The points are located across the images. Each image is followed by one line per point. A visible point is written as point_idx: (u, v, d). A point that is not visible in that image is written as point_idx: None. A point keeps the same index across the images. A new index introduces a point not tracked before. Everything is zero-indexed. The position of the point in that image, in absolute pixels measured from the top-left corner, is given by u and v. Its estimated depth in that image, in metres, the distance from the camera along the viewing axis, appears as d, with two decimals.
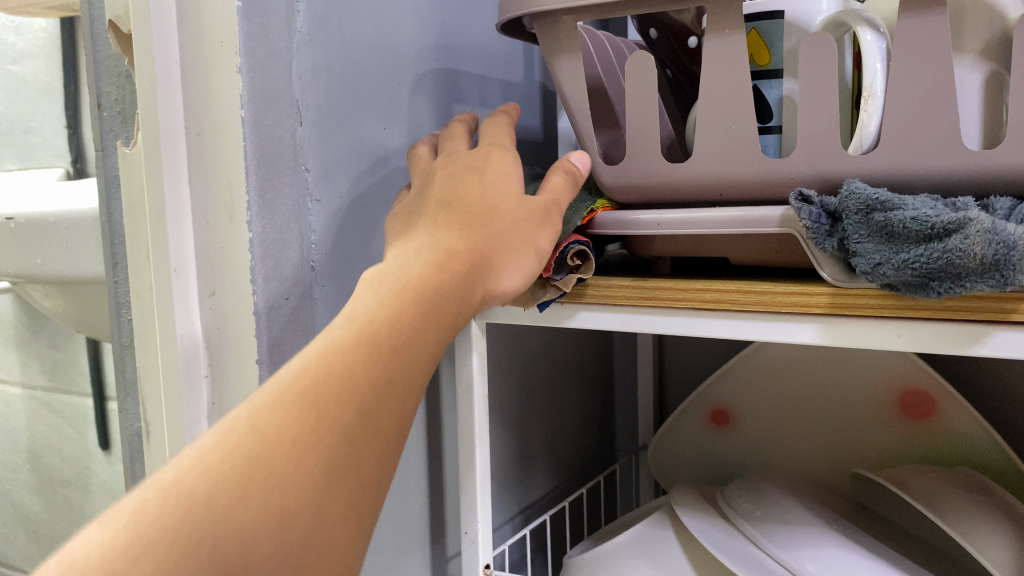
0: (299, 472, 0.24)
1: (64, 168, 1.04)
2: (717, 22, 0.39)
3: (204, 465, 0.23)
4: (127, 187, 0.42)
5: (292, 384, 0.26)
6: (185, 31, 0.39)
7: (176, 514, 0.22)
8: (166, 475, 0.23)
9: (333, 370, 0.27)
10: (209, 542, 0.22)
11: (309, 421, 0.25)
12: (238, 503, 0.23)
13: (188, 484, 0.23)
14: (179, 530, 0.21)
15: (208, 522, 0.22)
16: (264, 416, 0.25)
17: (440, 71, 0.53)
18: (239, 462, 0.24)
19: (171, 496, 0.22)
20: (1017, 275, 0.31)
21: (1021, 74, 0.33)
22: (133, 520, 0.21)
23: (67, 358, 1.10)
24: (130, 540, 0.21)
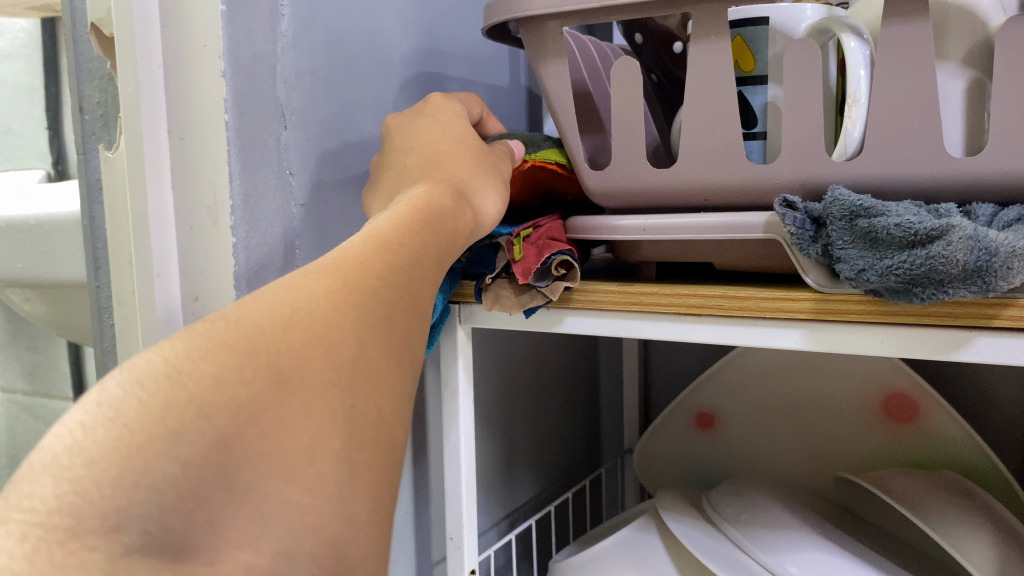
0: (329, 348, 0.22)
1: (44, 170, 1.03)
2: (702, 28, 0.39)
3: (243, 331, 0.21)
4: (109, 190, 0.41)
5: (317, 274, 0.25)
6: (168, 33, 0.39)
7: (208, 365, 0.20)
8: (202, 327, 0.21)
9: (359, 272, 0.26)
10: (244, 392, 0.20)
11: (336, 303, 0.24)
12: (272, 358, 0.21)
13: (216, 337, 0.21)
14: (216, 376, 0.19)
15: (243, 378, 0.20)
16: (298, 297, 0.23)
17: (426, 75, 0.53)
18: (273, 327, 0.22)
19: (203, 349, 0.20)
20: (999, 281, 0.31)
21: (1002, 81, 0.34)
22: (169, 365, 0.19)
23: (47, 362, 1.09)
24: (167, 380, 0.19)
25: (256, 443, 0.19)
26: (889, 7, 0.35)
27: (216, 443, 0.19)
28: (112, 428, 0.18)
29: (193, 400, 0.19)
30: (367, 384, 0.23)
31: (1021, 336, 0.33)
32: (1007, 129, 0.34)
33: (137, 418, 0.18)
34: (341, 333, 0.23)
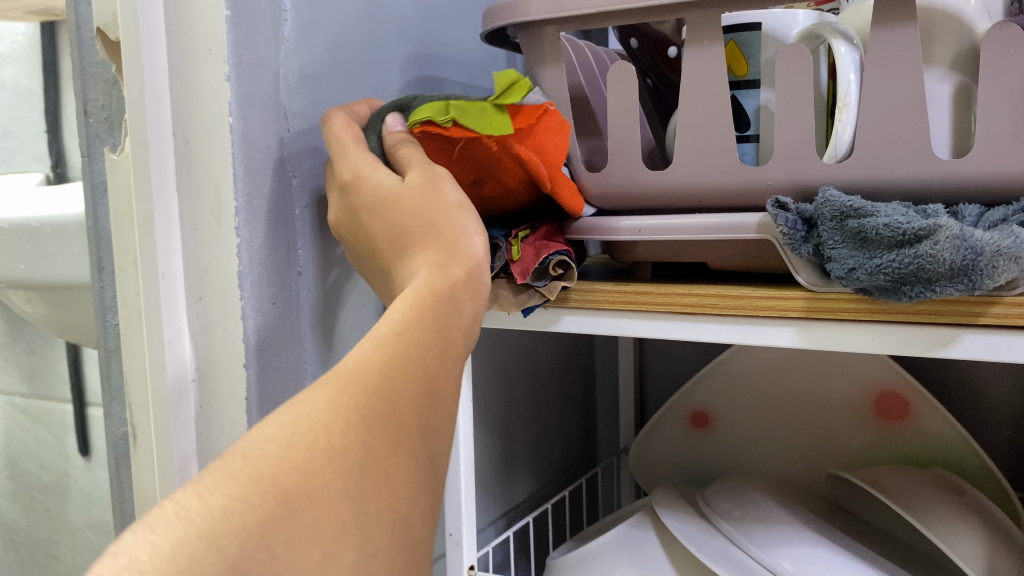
0: (336, 452, 0.21)
1: (44, 173, 1.04)
2: (696, 33, 0.40)
3: (305, 442, 0.21)
4: (115, 192, 0.42)
5: (370, 358, 0.24)
6: (174, 39, 0.39)
7: (267, 488, 0.19)
8: (259, 446, 0.21)
9: (411, 353, 0.25)
10: (318, 511, 0.20)
11: (345, 401, 0.22)
12: (277, 479, 0.20)
13: (224, 472, 0.20)
14: (284, 500, 0.19)
15: (312, 496, 0.20)
16: (303, 409, 0.22)
17: (425, 79, 0.54)
18: (338, 435, 0.21)
19: (257, 474, 0.20)
20: (984, 280, 0.32)
21: (988, 85, 0.34)
22: (233, 496, 0.19)
23: (46, 364, 1.10)
24: (177, 520, 0.18)
25: (310, 553, 0.19)
26: (878, 13, 0.36)
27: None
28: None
29: (203, 534, 0.18)
30: (429, 480, 0.23)
31: (1006, 332, 0.34)
32: (992, 131, 0.35)
33: (149, 562, 0.17)
34: (352, 437, 0.21)
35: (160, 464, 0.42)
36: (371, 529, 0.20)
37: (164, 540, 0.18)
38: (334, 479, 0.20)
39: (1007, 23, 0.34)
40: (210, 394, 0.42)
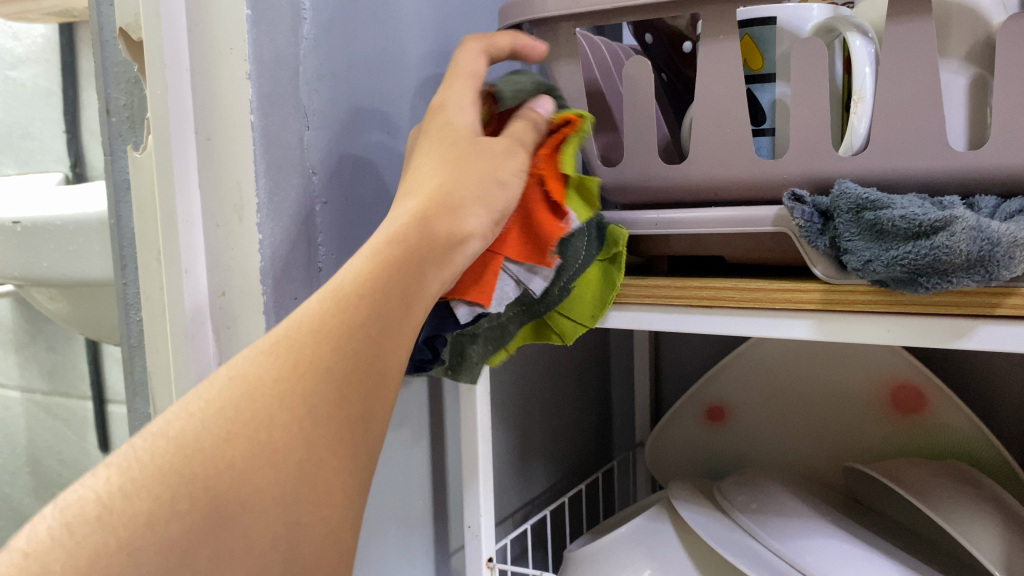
0: (270, 453, 0.24)
1: (63, 173, 1.05)
2: (712, 29, 0.40)
3: (294, 355, 0.26)
4: (137, 190, 0.43)
5: (328, 309, 0.28)
6: (195, 38, 0.40)
7: (197, 493, 0.22)
8: (187, 437, 0.23)
9: (329, 356, 0.26)
10: (245, 521, 0.22)
11: (284, 408, 0.25)
12: (208, 487, 0.22)
13: (161, 464, 0.22)
14: (212, 508, 0.22)
15: (238, 499, 0.22)
16: (251, 394, 0.25)
17: (441, 77, 0.54)
18: (260, 442, 0.24)
19: (190, 471, 0.22)
20: (1001, 271, 0.32)
21: (1003, 78, 0.35)
22: (123, 530, 0.20)
23: (66, 361, 1.11)
24: (104, 523, 0.20)
25: (243, 561, 0.22)
26: (893, 8, 0.36)
27: None
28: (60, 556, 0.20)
29: (123, 545, 0.20)
30: (355, 488, 0.26)
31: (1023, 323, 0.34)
32: (1007, 124, 0.35)
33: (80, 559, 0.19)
34: (296, 427, 0.24)
35: None
36: (318, 467, 0.24)
37: (84, 549, 0.20)
38: (291, 424, 0.24)
39: (1021, 15, 0.34)
40: None
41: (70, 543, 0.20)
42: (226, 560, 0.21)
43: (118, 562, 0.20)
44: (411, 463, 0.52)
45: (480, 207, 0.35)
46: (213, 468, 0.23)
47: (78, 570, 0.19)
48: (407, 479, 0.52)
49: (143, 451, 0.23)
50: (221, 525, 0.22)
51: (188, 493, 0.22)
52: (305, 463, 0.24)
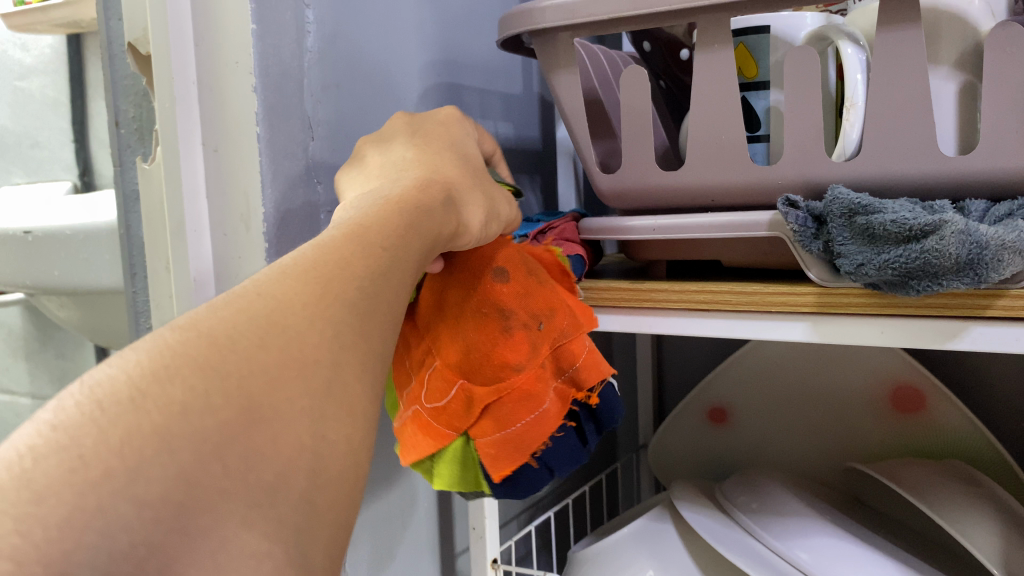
0: (303, 364, 0.23)
1: (71, 181, 1.06)
2: (707, 38, 0.41)
3: (312, 284, 0.25)
4: (147, 200, 0.44)
5: (340, 251, 0.27)
6: (202, 51, 0.41)
7: (232, 389, 0.21)
8: (218, 332, 0.22)
9: (346, 286, 0.26)
10: (279, 424, 0.22)
11: (311, 321, 0.24)
12: (242, 385, 0.21)
13: (193, 355, 0.21)
14: (249, 408, 0.21)
15: (273, 401, 0.22)
16: (279, 304, 0.24)
17: (443, 86, 0.55)
18: (290, 349, 0.23)
19: (222, 367, 0.21)
20: (990, 273, 0.33)
21: (991, 83, 0.35)
22: (161, 412, 0.19)
23: (76, 368, 1.12)
24: (132, 406, 0.19)
25: (267, 470, 0.21)
26: (884, 15, 0.37)
27: (178, 483, 0.19)
28: (66, 457, 0.18)
29: (157, 429, 0.19)
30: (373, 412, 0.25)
31: (1014, 323, 0.35)
32: (996, 128, 0.36)
33: (97, 447, 0.18)
34: (323, 344, 0.24)
35: None
36: (340, 388, 0.24)
37: (115, 428, 0.19)
38: (321, 341, 0.24)
39: (1009, 22, 0.35)
40: None
41: (102, 423, 0.19)
42: (258, 464, 0.21)
43: (152, 446, 0.19)
44: (416, 465, 0.53)
45: (480, 204, 0.36)
46: (247, 367, 0.22)
47: (112, 451, 0.18)
48: (412, 482, 0.52)
49: (171, 340, 0.21)
50: (254, 423, 0.21)
51: (223, 388, 0.21)
52: (330, 380, 0.23)
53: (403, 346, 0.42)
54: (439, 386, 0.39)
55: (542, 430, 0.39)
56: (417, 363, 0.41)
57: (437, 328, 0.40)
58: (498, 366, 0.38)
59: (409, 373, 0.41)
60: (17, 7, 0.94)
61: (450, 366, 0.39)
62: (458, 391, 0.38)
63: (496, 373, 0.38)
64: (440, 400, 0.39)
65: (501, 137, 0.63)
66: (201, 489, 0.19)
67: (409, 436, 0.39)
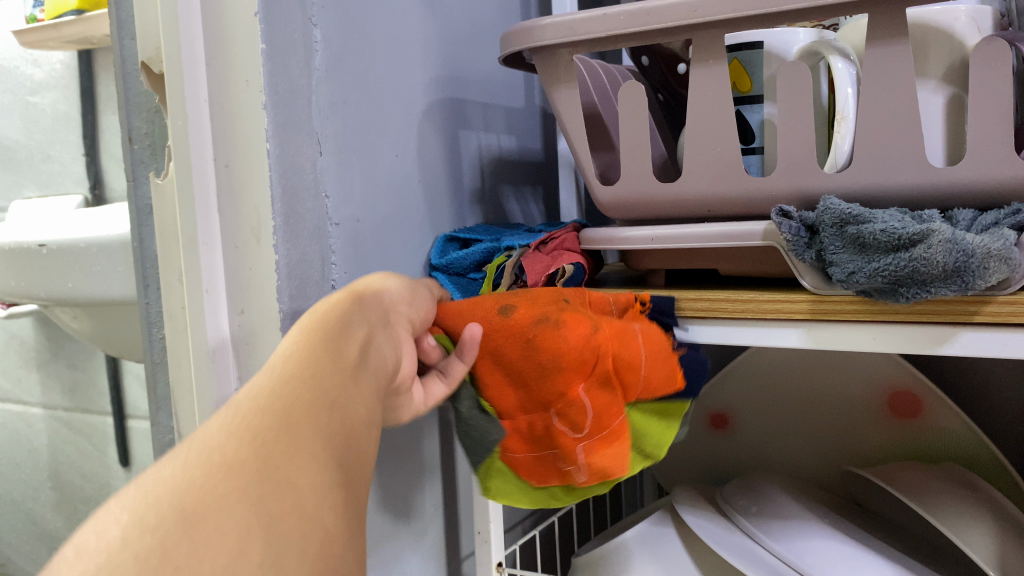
0: (231, 466, 0.22)
1: (82, 195, 1.08)
2: (702, 54, 0.42)
3: (254, 405, 0.25)
4: (160, 215, 0.45)
5: (284, 377, 0.26)
6: (213, 71, 0.42)
7: (165, 509, 0.20)
8: (143, 480, 0.21)
9: (266, 394, 0.25)
10: (222, 517, 0.20)
11: (237, 435, 0.23)
12: (173, 501, 0.20)
13: (127, 500, 0.20)
14: (184, 516, 0.19)
15: (211, 502, 0.20)
16: (195, 439, 0.23)
17: (447, 100, 0.57)
18: (218, 456, 0.22)
19: (156, 497, 0.20)
20: (976, 281, 0.34)
21: (977, 97, 0.37)
22: (106, 542, 0.18)
23: (87, 378, 1.14)
24: (76, 557, 0.18)
25: (217, 555, 0.19)
26: (872, 32, 0.38)
27: None
28: None
29: (99, 562, 0.18)
30: (328, 486, 0.24)
31: (1001, 329, 0.36)
32: (982, 140, 0.37)
33: None
34: (252, 444, 0.23)
35: None
36: (282, 473, 0.23)
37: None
38: (248, 440, 0.23)
39: (993, 37, 0.36)
40: None
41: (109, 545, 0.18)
42: (205, 556, 0.19)
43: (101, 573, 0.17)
44: (422, 472, 0.54)
45: (390, 288, 0.38)
46: (177, 487, 0.20)
47: None
48: (419, 487, 0.54)
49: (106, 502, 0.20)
50: (196, 526, 0.19)
51: (160, 510, 0.19)
52: (267, 465, 0.22)
53: (514, 443, 0.44)
54: (583, 408, 0.42)
55: (658, 341, 0.43)
56: (547, 430, 0.43)
57: (526, 388, 0.42)
58: (592, 345, 0.41)
59: (547, 448, 0.43)
60: (30, 24, 0.96)
61: (569, 390, 0.41)
62: (597, 389, 0.42)
63: (592, 348, 0.41)
64: (599, 410, 0.42)
65: (504, 149, 0.64)
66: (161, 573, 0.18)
67: (602, 463, 0.43)
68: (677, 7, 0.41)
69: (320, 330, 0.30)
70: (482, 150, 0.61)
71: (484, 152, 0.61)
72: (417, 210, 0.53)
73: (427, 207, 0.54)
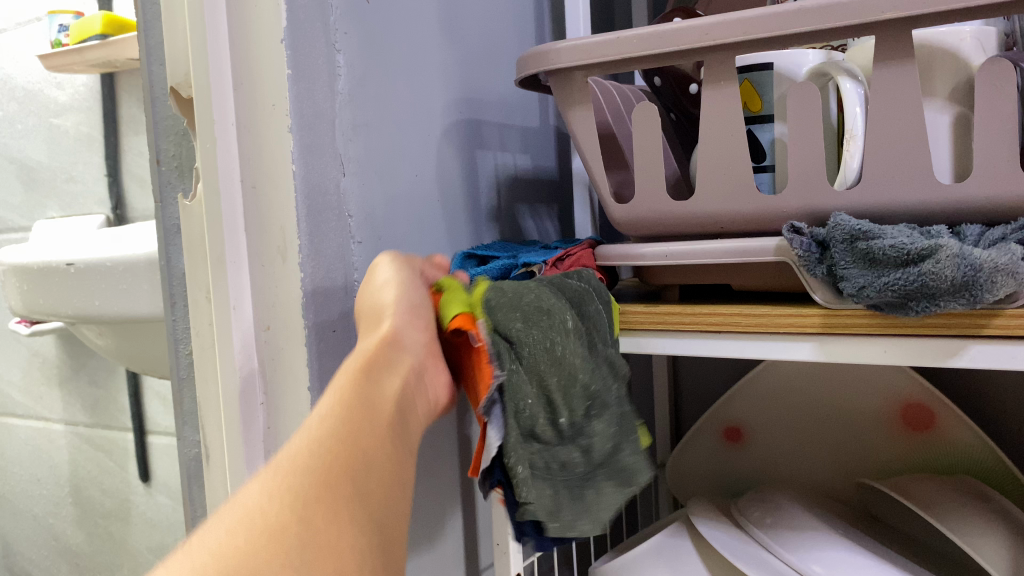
0: (310, 537, 0.26)
1: (105, 215, 1.10)
2: (714, 76, 0.43)
3: (284, 489, 0.27)
4: (188, 234, 0.47)
5: (320, 429, 0.30)
6: (240, 94, 0.44)
7: (267, 528, 0.25)
8: (214, 542, 0.25)
9: (319, 464, 0.29)
10: (323, 514, 0.27)
11: (302, 507, 0.27)
12: (295, 539, 0.26)
13: (258, 533, 0.25)
14: (288, 520, 0.26)
15: (307, 520, 0.26)
16: (252, 512, 0.26)
17: (465, 121, 0.58)
18: (269, 524, 0.26)
19: (263, 520, 0.26)
20: (984, 294, 0.35)
21: (983, 116, 0.38)
22: (259, 505, 0.26)
23: (108, 395, 1.16)
24: (242, 522, 0.26)
25: (326, 539, 0.26)
26: (880, 54, 0.39)
27: None
28: (235, 542, 0.25)
29: (264, 527, 0.25)
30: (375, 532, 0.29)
31: (1010, 342, 0.37)
32: (990, 158, 0.38)
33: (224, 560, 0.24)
34: (325, 503, 0.27)
35: (233, 480, 0.46)
36: (328, 541, 0.26)
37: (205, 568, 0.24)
38: (325, 523, 0.27)
39: (998, 58, 0.37)
40: (275, 415, 0.46)
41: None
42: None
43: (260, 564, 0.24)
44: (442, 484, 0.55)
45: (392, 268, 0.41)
46: (289, 551, 0.25)
47: None
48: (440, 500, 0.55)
49: (219, 545, 0.25)
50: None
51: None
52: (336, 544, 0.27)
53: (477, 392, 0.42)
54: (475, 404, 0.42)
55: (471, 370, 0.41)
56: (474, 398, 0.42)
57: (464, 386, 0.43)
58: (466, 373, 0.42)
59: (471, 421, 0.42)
60: (56, 48, 0.99)
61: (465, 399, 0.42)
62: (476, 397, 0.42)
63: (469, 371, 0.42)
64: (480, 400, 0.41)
65: (520, 167, 0.65)
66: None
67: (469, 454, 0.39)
68: (689, 30, 0.42)
69: (381, 381, 0.35)
70: (498, 168, 0.62)
71: (501, 171, 0.63)
72: (436, 228, 0.55)
73: (446, 225, 0.56)
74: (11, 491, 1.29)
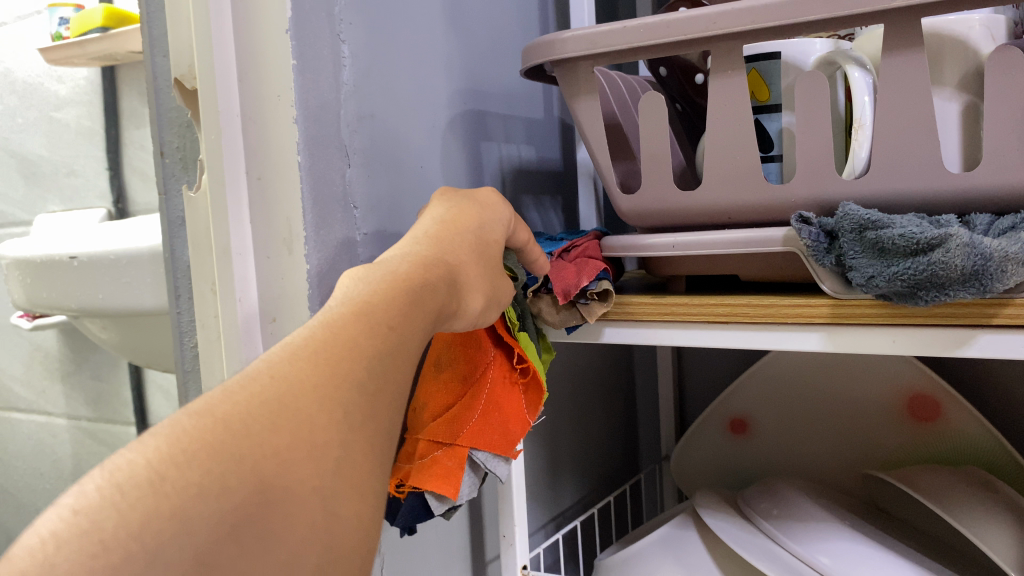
0: (311, 439, 0.23)
1: (106, 209, 1.10)
2: (721, 65, 0.43)
3: (301, 374, 0.25)
4: (193, 226, 0.46)
5: (359, 332, 0.28)
6: (245, 84, 0.44)
7: (265, 411, 0.23)
8: (225, 403, 0.22)
9: (336, 355, 0.26)
10: (331, 413, 0.24)
11: (317, 398, 0.24)
12: (283, 430, 0.23)
13: (243, 410, 0.22)
14: (290, 408, 0.23)
15: (311, 413, 0.24)
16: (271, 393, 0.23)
17: (469, 112, 0.58)
18: (270, 403, 0.23)
19: (264, 398, 0.23)
20: (995, 283, 0.35)
21: (992, 104, 0.37)
22: (267, 385, 0.24)
23: (111, 389, 1.15)
24: (242, 396, 0.23)
25: (322, 444, 0.23)
26: (888, 42, 0.39)
27: (250, 490, 0.21)
28: (220, 418, 0.22)
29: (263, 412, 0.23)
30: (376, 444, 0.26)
31: (1019, 331, 0.37)
32: (999, 147, 0.38)
33: (199, 436, 0.21)
34: (339, 401, 0.25)
35: None
36: (323, 434, 0.24)
37: (189, 437, 0.21)
38: (331, 424, 0.24)
39: (1009, 46, 0.37)
40: None
41: (112, 509, 0.19)
42: (267, 543, 0.21)
43: (241, 458, 0.21)
44: None
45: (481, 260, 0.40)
46: (263, 452, 0.22)
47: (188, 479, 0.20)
48: None
49: (190, 426, 0.21)
50: (268, 506, 0.21)
51: (237, 471, 0.21)
52: (340, 460, 0.24)
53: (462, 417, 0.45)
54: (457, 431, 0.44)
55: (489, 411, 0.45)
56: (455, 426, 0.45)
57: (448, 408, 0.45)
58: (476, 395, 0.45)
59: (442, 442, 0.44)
60: (56, 41, 0.98)
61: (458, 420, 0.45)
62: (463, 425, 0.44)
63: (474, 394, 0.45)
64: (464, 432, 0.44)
65: (524, 159, 0.65)
66: (236, 506, 0.20)
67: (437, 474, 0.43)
68: (696, 19, 0.42)
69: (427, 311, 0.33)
70: (503, 160, 0.62)
71: (505, 162, 0.62)
72: None
73: None
74: (13, 485, 1.29)
